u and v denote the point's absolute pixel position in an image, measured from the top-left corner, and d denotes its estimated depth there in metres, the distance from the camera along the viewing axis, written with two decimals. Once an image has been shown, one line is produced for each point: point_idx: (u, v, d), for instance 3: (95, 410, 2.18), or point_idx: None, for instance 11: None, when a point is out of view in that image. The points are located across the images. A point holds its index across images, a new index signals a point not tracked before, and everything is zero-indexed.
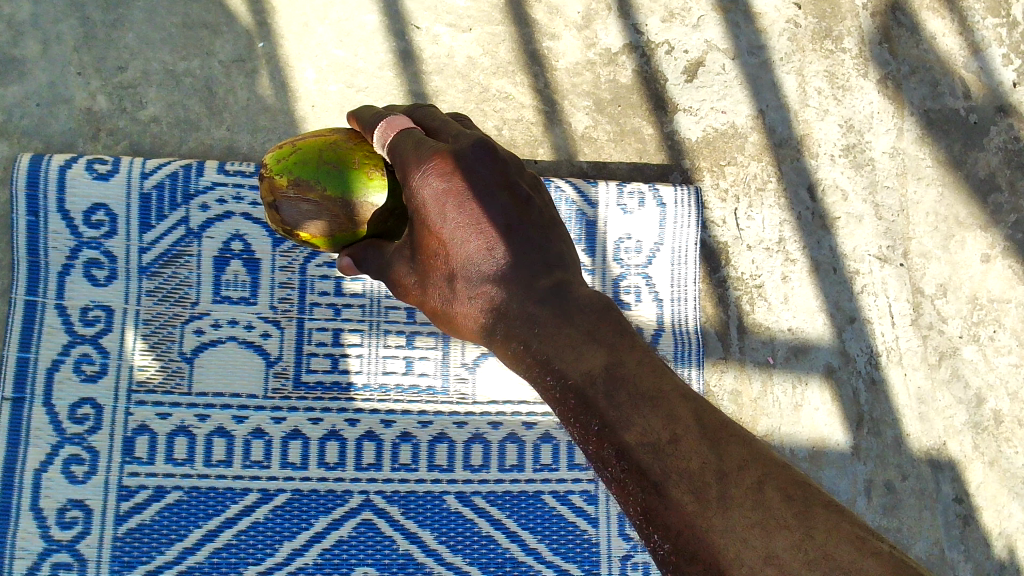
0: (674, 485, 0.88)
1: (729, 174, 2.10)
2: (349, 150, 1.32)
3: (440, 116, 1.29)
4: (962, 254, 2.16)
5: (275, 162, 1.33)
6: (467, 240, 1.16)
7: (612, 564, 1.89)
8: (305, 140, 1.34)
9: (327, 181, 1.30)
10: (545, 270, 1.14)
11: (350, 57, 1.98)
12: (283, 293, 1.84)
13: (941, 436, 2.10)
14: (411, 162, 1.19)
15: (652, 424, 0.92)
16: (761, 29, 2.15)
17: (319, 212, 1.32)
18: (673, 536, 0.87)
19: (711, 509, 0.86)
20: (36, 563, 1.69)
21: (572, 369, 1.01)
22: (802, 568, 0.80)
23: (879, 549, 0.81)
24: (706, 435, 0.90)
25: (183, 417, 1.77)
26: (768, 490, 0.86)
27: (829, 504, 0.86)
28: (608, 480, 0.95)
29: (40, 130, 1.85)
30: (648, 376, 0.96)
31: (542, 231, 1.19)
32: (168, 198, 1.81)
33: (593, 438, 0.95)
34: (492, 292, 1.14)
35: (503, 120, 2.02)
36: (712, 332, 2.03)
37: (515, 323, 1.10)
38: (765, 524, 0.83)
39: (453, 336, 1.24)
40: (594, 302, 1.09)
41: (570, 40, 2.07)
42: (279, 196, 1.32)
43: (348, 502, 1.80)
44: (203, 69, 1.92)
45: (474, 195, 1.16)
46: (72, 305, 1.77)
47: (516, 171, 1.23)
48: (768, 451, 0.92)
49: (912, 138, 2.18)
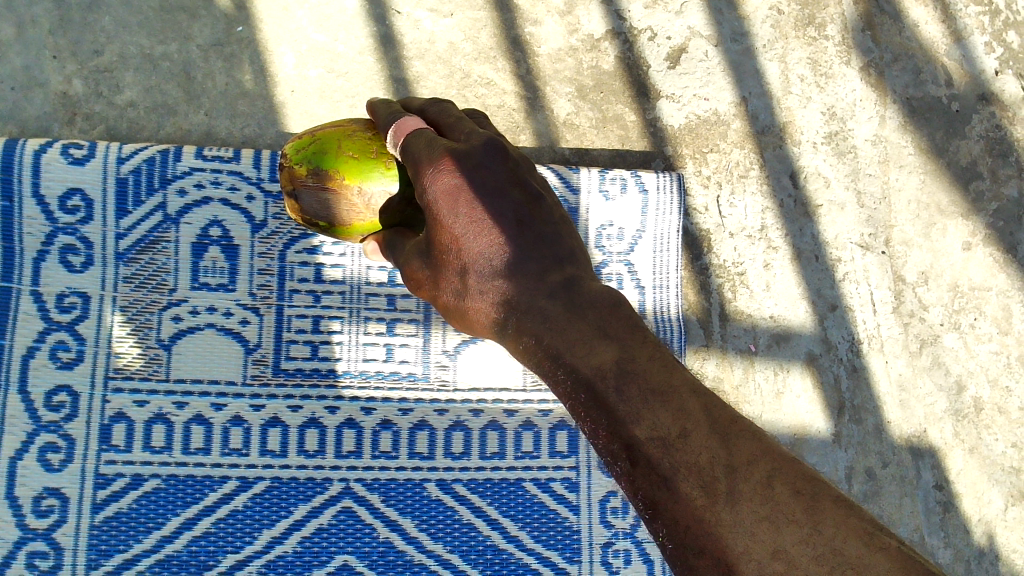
0: (683, 480, 0.96)
1: (712, 161, 2.09)
2: (366, 140, 1.43)
3: (452, 113, 1.34)
4: (943, 241, 2.16)
5: (296, 153, 1.46)
6: (480, 239, 1.21)
7: (593, 551, 1.89)
8: (324, 131, 1.47)
9: (343, 169, 1.42)
10: (556, 265, 1.20)
11: (330, 42, 1.96)
12: (262, 280, 1.83)
13: (922, 423, 2.11)
14: (423, 161, 1.25)
15: (662, 420, 0.99)
16: (744, 16, 2.14)
17: (337, 199, 1.44)
18: (684, 530, 0.94)
19: (720, 503, 0.94)
20: (11, 552, 1.67)
21: (584, 364, 1.08)
22: (809, 562, 0.87)
23: (886, 545, 0.88)
24: (715, 430, 0.98)
25: (161, 404, 1.76)
26: (777, 486, 0.93)
27: (838, 500, 0.93)
28: (618, 472, 1.03)
29: (15, 114, 1.83)
30: (658, 371, 1.04)
31: (554, 229, 1.24)
32: (145, 183, 1.80)
33: (603, 432, 1.03)
34: (502, 288, 1.19)
35: (485, 106, 2.01)
36: (694, 319, 2.02)
37: (529, 321, 1.15)
38: (773, 519, 0.91)
39: (465, 333, 1.31)
40: (605, 300, 1.15)
41: (553, 26, 2.06)
42: (299, 184, 1.45)
43: (328, 490, 1.78)
44: (181, 53, 1.90)
45: (488, 196, 1.21)
46: (48, 291, 1.74)
47: (526, 170, 1.29)
48: (775, 444, 0.99)
49: (895, 126, 2.18)
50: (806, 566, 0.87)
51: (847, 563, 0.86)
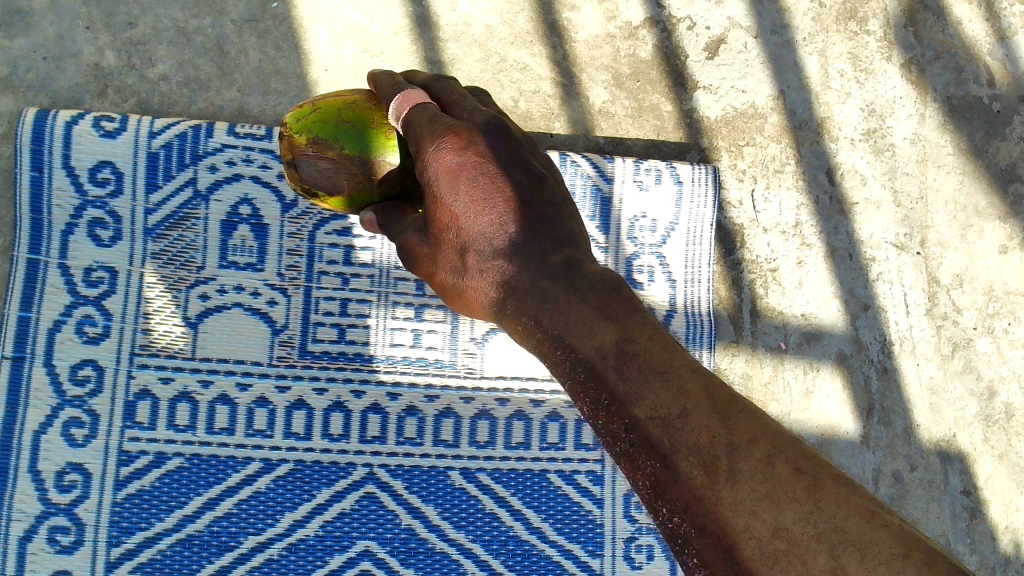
0: (683, 459, 0.90)
1: (748, 155, 2.06)
2: (367, 109, 1.35)
3: (456, 90, 1.27)
4: (980, 244, 2.13)
5: (296, 122, 1.38)
6: (481, 217, 1.14)
7: (616, 545, 1.88)
8: (325, 100, 1.39)
9: (345, 139, 1.34)
10: (556, 246, 1.13)
11: (366, 21, 1.93)
12: (291, 261, 1.81)
13: (951, 427, 2.08)
14: (424, 138, 1.18)
15: (662, 399, 0.93)
16: (785, 8, 2.10)
17: (336, 169, 1.35)
18: (683, 510, 0.88)
19: (721, 482, 0.87)
20: (33, 526, 1.66)
21: (584, 344, 1.02)
22: (811, 541, 0.82)
23: (890, 523, 0.82)
24: (716, 409, 0.91)
25: (186, 382, 1.74)
26: (778, 463, 0.87)
27: (840, 477, 0.86)
28: (618, 455, 0.96)
29: (47, 85, 1.80)
30: (659, 352, 0.97)
31: (555, 210, 1.17)
32: (176, 158, 1.77)
33: (603, 412, 0.97)
34: (503, 269, 1.13)
35: (520, 91, 1.98)
36: (725, 314, 2.00)
37: (528, 301, 1.09)
38: (774, 497, 0.85)
39: (465, 314, 1.24)
40: (603, 281, 1.08)
41: (591, 12, 2.02)
42: (298, 154, 1.36)
43: (351, 475, 1.77)
44: (215, 27, 1.87)
45: (490, 173, 1.15)
46: (75, 264, 1.73)
47: (530, 149, 1.20)
48: (779, 423, 0.92)
49: (934, 125, 2.14)
50: (809, 545, 0.82)
51: (848, 541, 0.81)
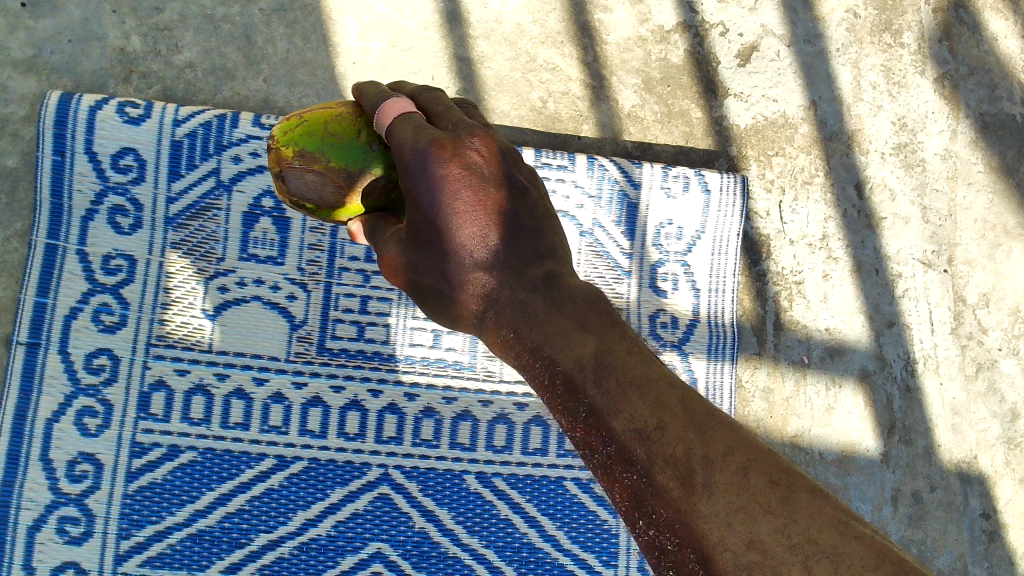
0: (660, 472, 0.84)
1: (776, 165, 2.03)
2: (355, 121, 1.24)
3: (444, 100, 1.14)
4: (1007, 264, 2.11)
5: (282, 133, 1.28)
6: (460, 229, 1.04)
7: (630, 556, 1.86)
8: (314, 112, 1.28)
9: (331, 152, 1.23)
10: (536, 258, 1.06)
11: (395, 15, 1.90)
12: (312, 256, 1.78)
13: (973, 449, 2.06)
14: (406, 148, 1.06)
15: (639, 410, 0.87)
16: (820, 17, 2.07)
17: (324, 181, 1.24)
18: (660, 523, 0.82)
19: (697, 493, 0.81)
20: (43, 515, 1.63)
21: (562, 355, 0.95)
22: (786, 553, 0.76)
23: (864, 534, 0.76)
24: (692, 421, 0.85)
25: (202, 375, 1.71)
26: (754, 476, 0.81)
27: (814, 490, 0.81)
28: (596, 469, 0.90)
29: (71, 67, 1.78)
30: (637, 364, 0.91)
31: (538, 222, 1.08)
32: (199, 147, 1.75)
33: (580, 425, 0.91)
34: (484, 281, 1.04)
35: (548, 92, 1.94)
36: (748, 326, 1.97)
37: (509, 311, 1.02)
38: (749, 509, 0.79)
39: (443, 324, 1.14)
40: (584, 295, 1.01)
41: (623, 14, 1.99)
42: (285, 166, 1.26)
43: (365, 475, 1.75)
44: (243, 16, 1.84)
45: (473, 186, 1.03)
46: (94, 251, 1.70)
47: (514, 160, 1.09)
48: (758, 439, 0.86)
49: (966, 142, 2.12)
50: (783, 557, 0.75)
51: (821, 551, 0.75)
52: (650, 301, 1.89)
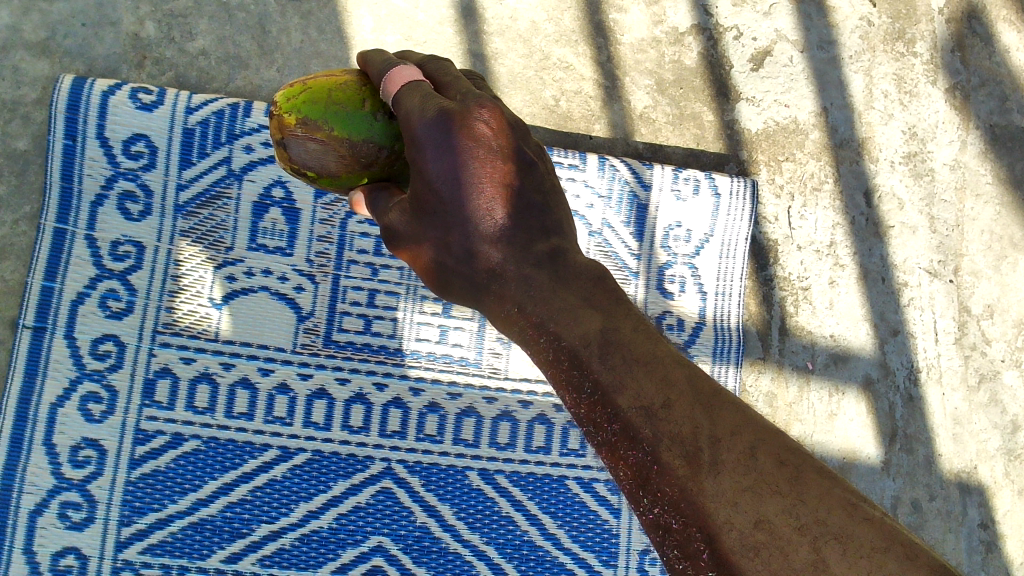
0: (665, 450, 0.84)
1: (786, 170, 2.04)
2: (359, 90, 1.20)
3: (452, 71, 1.12)
4: (1012, 276, 2.12)
5: (284, 100, 1.22)
6: (467, 201, 1.02)
7: (631, 556, 1.87)
8: (316, 79, 1.23)
9: (335, 121, 1.19)
10: (542, 235, 1.04)
11: (410, 8, 1.89)
12: (321, 248, 1.77)
13: (973, 459, 2.07)
14: (415, 118, 1.03)
15: (645, 387, 0.87)
16: (833, 24, 2.07)
17: (327, 152, 1.20)
18: (665, 501, 0.83)
19: (703, 472, 0.81)
20: (45, 500, 1.63)
21: (567, 332, 0.95)
22: (792, 533, 0.76)
23: (873, 517, 0.77)
24: (698, 400, 0.85)
25: (207, 363, 1.71)
26: (761, 457, 0.80)
27: (822, 471, 0.81)
28: (599, 445, 0.90)
29: (84, 52, 1.77)
30: (643, 341, 0.91)
31: (545, 198, 1.07)
32: (211, 136, 1.74)
33: (585, 401, 0.91)
34: (490, 254, 1.03)
35: (561, 90, 1.94)
36: (753, 330, 1.98)
37: (514, 288, 1.01)
38: (755, 490, 0.79)
39: (444, 297, 1.12)
40: (589, 272, 1.00)
41: (638, 15, 1.99)
42: (287, 133, 1.21)
43: (368, 468, 1.75)
44: (258, 5, 1.84)
45: (480, 157, 1.02)
46: (103, 237, 1.69)
47: (522, 133, 1.08)
48: (763, 418, 0.86)
49: (975, 153, 2.12)
50: (790, 537, 0.76)
51: (829, 533, 0.75)
52: (656, 302, 1.90)
